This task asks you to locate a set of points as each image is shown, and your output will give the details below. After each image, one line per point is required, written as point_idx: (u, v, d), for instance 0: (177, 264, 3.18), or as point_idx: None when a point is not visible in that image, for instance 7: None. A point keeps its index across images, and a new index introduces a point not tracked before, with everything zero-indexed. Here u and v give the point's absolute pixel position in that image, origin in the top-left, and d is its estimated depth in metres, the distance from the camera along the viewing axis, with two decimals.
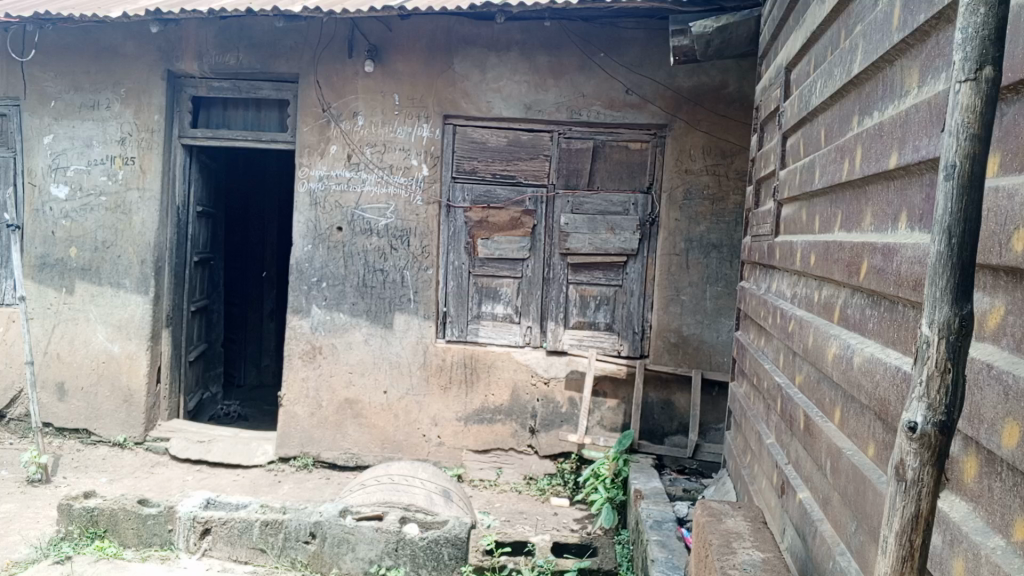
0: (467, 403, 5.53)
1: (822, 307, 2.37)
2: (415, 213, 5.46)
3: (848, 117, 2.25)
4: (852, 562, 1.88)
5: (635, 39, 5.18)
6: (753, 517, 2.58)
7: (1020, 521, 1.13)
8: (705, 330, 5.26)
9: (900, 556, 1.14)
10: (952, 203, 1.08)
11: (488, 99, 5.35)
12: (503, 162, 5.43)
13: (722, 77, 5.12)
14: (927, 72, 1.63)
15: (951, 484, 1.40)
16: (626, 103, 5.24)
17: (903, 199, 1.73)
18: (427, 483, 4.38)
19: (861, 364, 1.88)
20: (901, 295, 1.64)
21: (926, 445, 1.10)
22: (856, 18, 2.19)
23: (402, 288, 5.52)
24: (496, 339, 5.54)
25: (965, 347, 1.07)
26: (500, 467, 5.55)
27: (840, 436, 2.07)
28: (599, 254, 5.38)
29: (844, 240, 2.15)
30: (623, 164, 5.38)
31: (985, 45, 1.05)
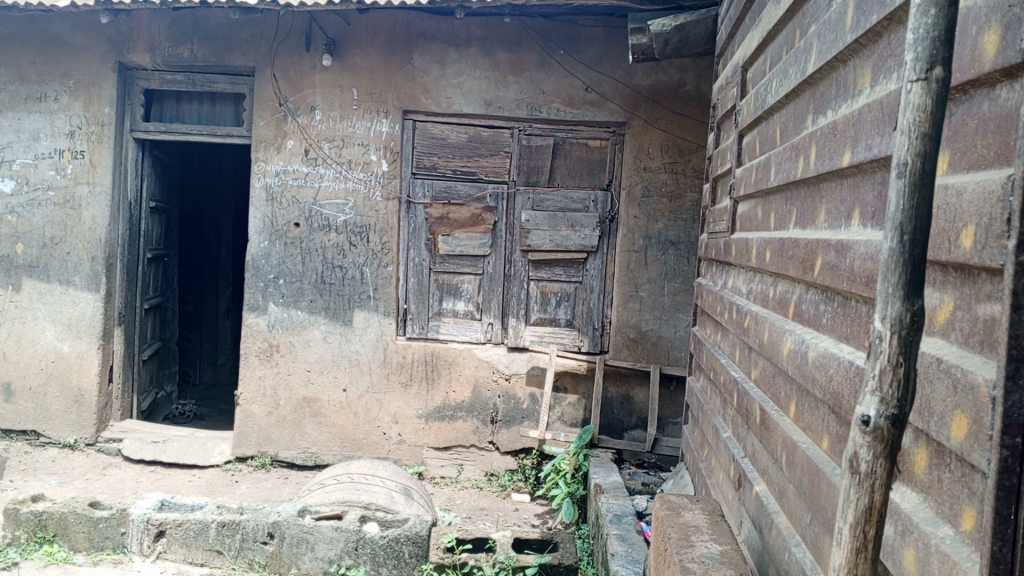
0: (428, 400, 5.51)
1: (777, 302, 2.42)
2: (374, 209, 5.41)
3: (803, 116, 2.29)
4: (806, 553, 1.92)
5: (594, 36, 5.21)
6: (711, 509, 2.61)
7: (967, 511, 1.16)
8: (663, 326, 5.32)
9: (853, 546, 1.19)
10: (903, 200, 1.13)
11: (448, 95, 5.32)
12: (464, 158, 5.41)
13: (679, 76, 5.18)
14: (879, 72, 1.67)
15: (903, 475, 1.42)
16: (585, 101, 5.26)
17: (856, 197, 1.77)
18: (386, 480, 4.30)
19: (815, 358, 1.91)
20: (855, 290, 1.67)
21: (879, 438, 1.15)
22: (811, 18, 2.23)
23: (361, 284, 5.46)
24: (458, 335, 5.53)
25: (916, 341, 1.13)
26: (461, 464, 5.54)
27: (796, 429, 2.11)
28: (559, 251, 5.40)
29: (799, 237, 2.19)
30: (583, 161, 5.41)
31: (935, 46, 1.10)
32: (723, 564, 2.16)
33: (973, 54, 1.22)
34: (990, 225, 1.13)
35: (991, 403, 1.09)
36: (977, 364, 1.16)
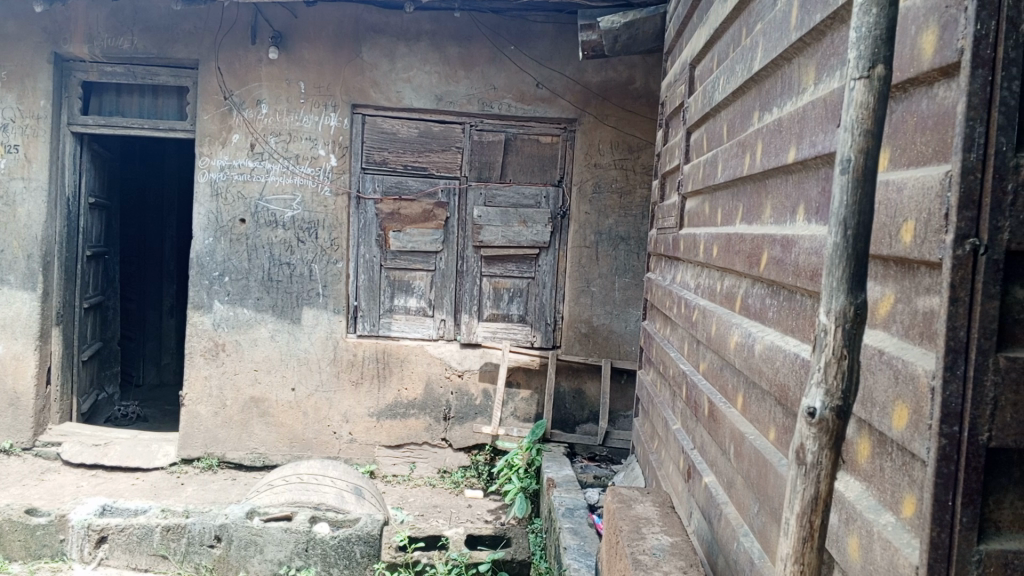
0: (379, 398, 5.46)
1: (724, 297, 2.45)
2: (322, 204, 5.33)
3: (749, 113, 2.32)
4: (754, 542, 1.95)
5: (544, 32, 5.22)
6: (662, 502, 2.64)
7: (908, 499, 1.19)
8: (614, 321, 5.36)
9: (800, 535, 1.22)
10: (847, 196, 1.15)
11: (398, 89, 5.27)
12: (414, 153, 5.37)
13: (629, 73, 5.23)
14: (823, 70, 1.70)
15: (847, 465, 1.45)
16: (536, 97, 5.27)
17: (801, 193, 1.80)
18: (337, 480, 4.22)
19: (762, 352, 1.94)
20: (800, 284, 1.70)
21: (825, 429, 1.17)
22: (757, 17, 2.26)
23: (310, 281, 5.38)
24: (409, 333, 5.48)
25: (859, 334, 1.15)
26: (413, 462, 5.51)
27: (744, 421, 2.15)
28: (511, 247, 5.39)
29: (745, 232, 2.22)
30: (534, 157, 5.41)
31: (877, 45, 1.12)
32: (674, 555, 2.18)
33: (913, 53, 1.25)
34: (928, 221, 1.16)
35: (930, 394, 1.12)
36: (916, 355, 1.19)
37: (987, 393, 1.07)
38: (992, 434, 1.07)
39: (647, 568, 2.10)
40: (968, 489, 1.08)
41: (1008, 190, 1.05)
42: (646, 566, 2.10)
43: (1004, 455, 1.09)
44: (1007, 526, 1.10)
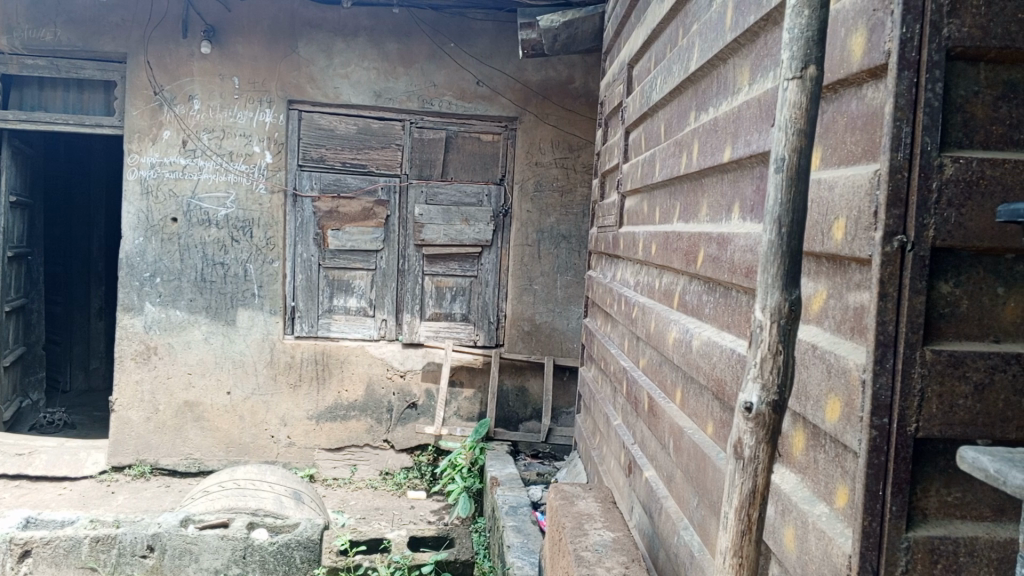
0: (319, 400, 5.37)
1: (663, 293, 2.48)
2: (257, 203, 5.22)
3: (685, 113, 2.36)
4: (694, 535, 1.98)
5: (484, 30, 5.23)
6: (604, 497, 2.66)
7: (841, 489, 1.22)
8: (557, 318, 5.39)
9: (738, 529, 1.24)
10: (781, 195, 1.18)
11: (336, 85, 5.19)
12: (353, 150, 5.28)
13: (568, 72, 5.27)
14: (757, 71, 1.73)
15: (782, 457, 1.48)
16: (476, 95, 5.26)
17: (736, 191, 1.84)
18: (275, 485, 4.12)
19: (699, 347, 1.98)
20: (735, 280, 1.73)
21: (761, 424, 1.19)
22: (693, 18, 2.30)
23: (245, 281, 5.26)
24: (350, 333, 5.39)
25: (793, 329, 1.18)
26: (354, 464, 5.44)
27: (682, 416, 2.18)
28: (453, 246, 5.35)
29: (682, 230, 2.25)
30: (476, 155, 5.38)
31: (809, 46, 1.15)
32: (616, 551, 2.20)
33: (843, 55, 1.28)
34: (858, 218, 1.19)
35: (861, 386, 1.15)
36: (848, 349, 1.21)
37: (915, 385, 1.10)
38: (919, 424, 1.11)
39: (590, 564, 2.10)
40: (897, 479, 1.11)
41: (932, 188, 1.08)
42: (589, 562, 2.11)
43: (930, 444, 1.13)
44: (933, 512, 1.14)
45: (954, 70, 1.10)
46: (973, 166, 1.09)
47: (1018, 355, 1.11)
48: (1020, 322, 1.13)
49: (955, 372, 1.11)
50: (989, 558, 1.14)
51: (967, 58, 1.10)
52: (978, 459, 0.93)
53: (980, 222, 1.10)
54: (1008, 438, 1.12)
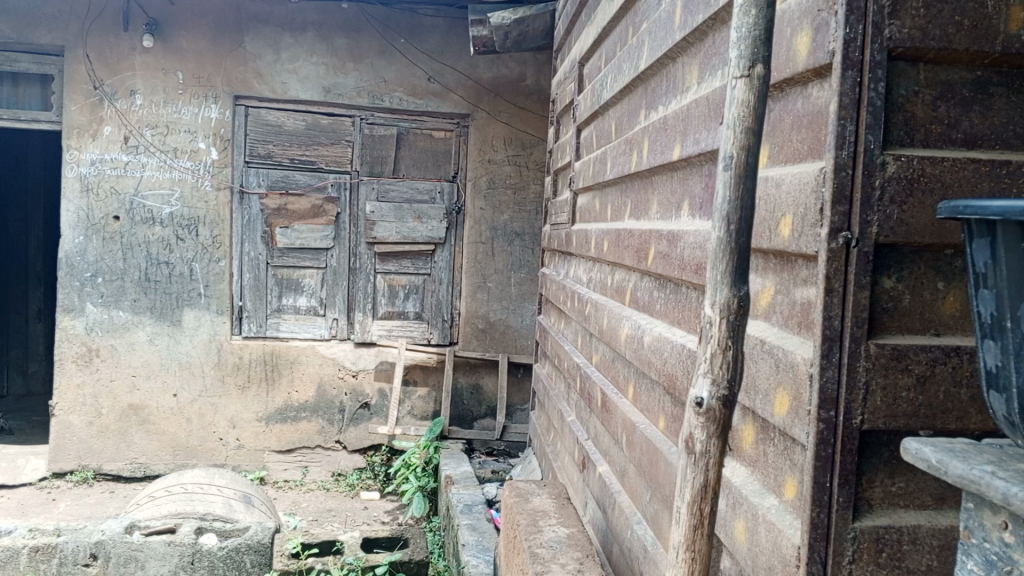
0: (268, 402, 5.27)
1: (615, 290, 2.50)
2: (203, 200, 5.11)
3: (636, 111, 2.37)
4: (647, 529, 2.00)
5: (435, 27, 5.20)
6: (558, 493, 2.66)
7: (790, 481, 1.24)
8: (511, 316, 5.39)
9: (691, 523, 1.25)
10: (729, 193, 1.19)
11: (283, 81, 5.10)
12: (302, 146, 5.20)
13: (520, 70, 5.27)
14: (705, 69, 1.75)
15: (732, 451, 1.50)
16: (428, 91, 5.22)
17: (685, 189, 1.86)
18: (224, 489, 4.03)
19: (651, 343, 1.99)
20: (685, 277, 1.75)
21: (712, 419, 1.21)
22: (643, 16, 2.31)
23: (190, 281, 5.14)
24: (300, 333, 5.30)
25: (742, 325, 1.19)
26: (306, 466, 5.36)
27: (635, 411, 2.20)
28: (406, 243, 5.31)
29: (633, 228, 2.27)
30: (428, 152, 5.34)
31: (757, 45, 1.16)
32: (571, 547, 2.20)
33: (788, 54, 1.30)
34: (805, 215, 1.20)
35: (808, 380, 1.17)
36: (795, 344, 1.24)
37: (860, 377, 1.13)
38: (864, 417, 1.13)
39: (545, 561, 2.10)
40: (844, 470, 1.14)
41: (875, 186, 1.11)
42: (543, 559, 2.11)
43: (874, 436, 1.15)
44: (877, 502, 1.17)
45: (895, 70, 1.12)
46: (914, 164, 1.11)
47: (957, 348, 1.14)
48: (958, 316, 1.16)
49: (899, 365, 1.13)
50: (932, 546, 1.17)
51: (907, 58, 1.12)
52: (920, 450, 0.95)
53: (922, 218, 1.12)
54: (949, 429, 1.14)
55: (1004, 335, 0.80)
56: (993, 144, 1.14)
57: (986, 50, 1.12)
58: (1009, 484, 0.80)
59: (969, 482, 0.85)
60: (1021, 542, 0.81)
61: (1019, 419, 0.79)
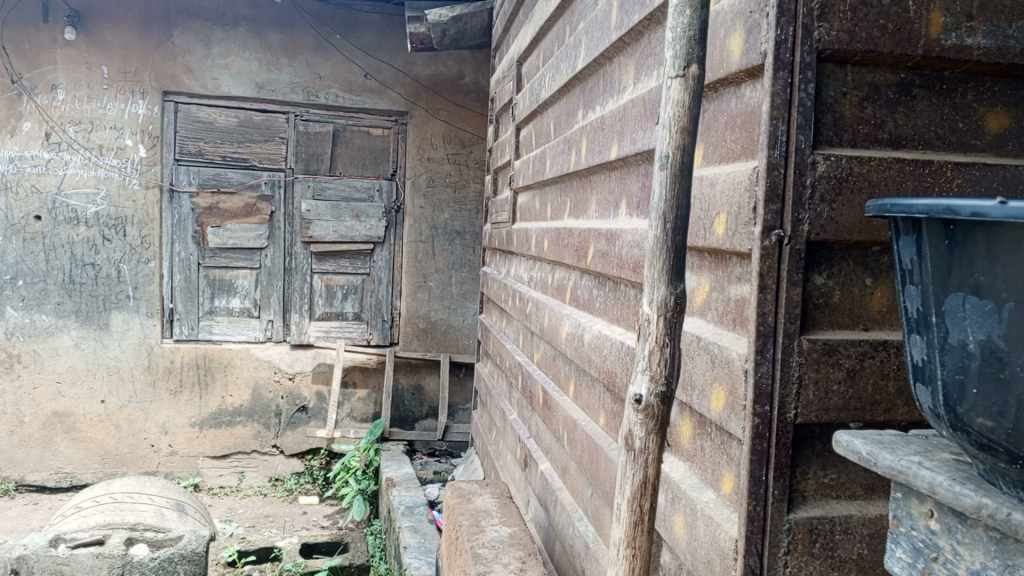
0: (202, 407, 5.12)
1: (555, 289, 2.50)
2: (131, 199, 4.94)
3: (574, 110, 2.39)
4: (588, 526, 2.02)
5: (371, 23, 5.14)
6: (501, 492, 2.65)
7: (726, 476, 1.26)
8: (452, 315, 5.36)
9: (631, 520, 1.25)
10: (666, 191, 1.20)
11: (214, 76, 4.95)
12: (234, 144, 5.07)
13: (458, 68, 5.24)
14: (641, 70, 1.77)
15: (670, 447, 1.52)
16: (364, 88, 5.15)
17: (623, 188, 1.87)
18: (155, 497, 3.88)
19: (591, 340, 2.00)
20: (623, 275, 1.77)
21: (650, 415, 1.22)
22: (580, 16, 2.32)
23: (118, 282, 4.96)
24: (233, 336, 5.17)
25: (678, 322, 1.21)
26: (242, 471, 5.23)
27: (576, 408, 2.21)
28: (344, 242, 5.22)
29: (573, 226, 2.28)
30: (365, 150, 5.26)
31: (692, 45, 1.17)
32: (513, 546, 2.20)
33: (722, 54, 1.31)
34: (738, 214, 1.22)
35: (743, 376, 1.19)
36: (730, 340, 1.26)
37: (793, 372, 1.15)
38: (798, 411, 1.16)
39: (487, 561, 2.09)
40: (779, 463, 1.17)
41: (807, 184, 1.13)
42: (486, 559, 2.10)
43: (807, 429, 1.18)
44: (811, 493, 1.20)
45: (825, 71, 1.15)
46: (843, 164, 1.14)
47: (885, 342, 1.18)
48: (885, 311, 1.20)
49: (830, 360, 1.16)
50: (862, 534, 1.20)
51: (835, 60, 1.15)
52: (851, 442, 0.97)
53: (851, 216, 1.15)
54: (877, 420, 1.18)
55: (930, 329, 0.82)
56: (916, 143, 1.18)
57: (909, 53, 1.15)
58: (935, 474, 0.83)
59: (898, 473, 0.88)
60: (946, 530, 0.84)
61: (944, 411, 0.81)
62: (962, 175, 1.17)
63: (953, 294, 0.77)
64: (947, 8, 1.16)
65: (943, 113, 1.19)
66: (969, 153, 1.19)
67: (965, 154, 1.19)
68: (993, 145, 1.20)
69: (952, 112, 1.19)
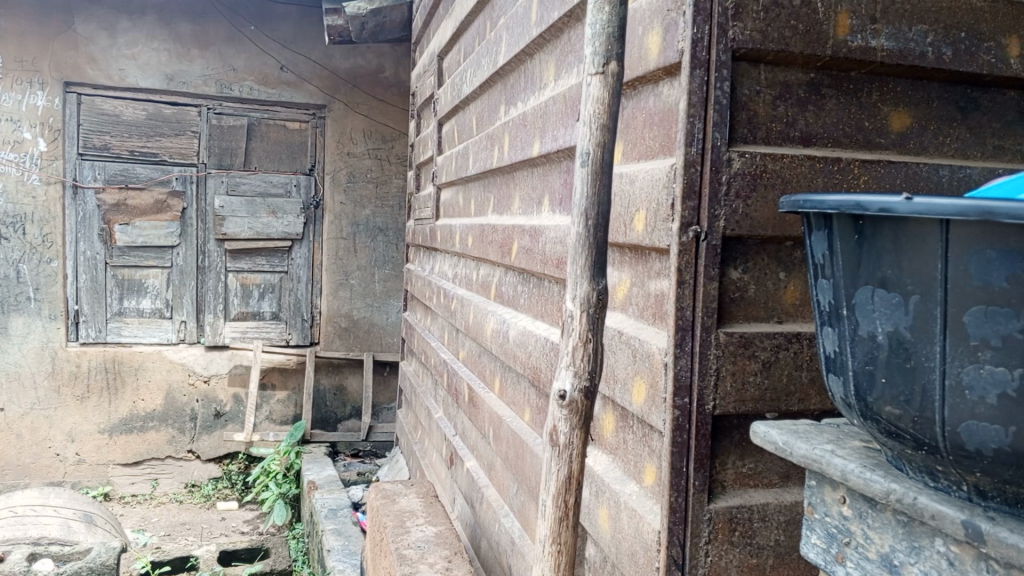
0: (111, 413, 4.90)
1: (480, 285, 2.50)
2: (30, 195, 4.68)
3: (496, 107, 2.38)
4: (514, 522, 2.02)
5: (287, 14, 5.01)
6: (426, 491, 2.63)
7: (648, 468, 1.28)
8: (374, 313, 5.28)
9: (557, 516, 1.26)
10: (587, 187, 1.20)
11: (120, 67, 4.75)
12: (142, 138, 4.86)
13: (378, 61, 5.16)
14: (561, 67, 1.78)
15: (594, 441, 1.53)
16: (280, 81, 5.02)
17: (545, 185, 1.88)
18: (61, 509, 3.56)
19: (515, 336, 2.00)
20: (547, 271, 1.77)
21: (574, 410, 1.22)
22: (500, 12, 2.31)
23: (18, 284, 4.72)
24: (144, 337, 4.96)
25: (601, 318, 1.21)
26: (155, 478, 5.03)
27: (501, 405, 2.21)
28: (260, 240, 5.07)
29: (496, 223, 2.27)
30: (282, 144, 5.11)
31: (611, 42, 1.18)
32: (438, 545, 2.18)
33: (640, 52, 1.33)
34: (657, 210, 1.24)
35: (663, 369, 1.21)
36: (651, 334, 1.27)
37: (711, 365, 1.18)
38: (716, 402, 1.18)
39: (413, 562, 2.07)
40: (699, 454, 1.19)
41: (722, 181, 1.16)
42: (411, 560, 2.08)
43: (725, 420, 1.21)
44: (730, 483, 1.22)
45: (739, 70, 1.17)
46: (757, 160, 1.17)
47: (798, 334, 1.21)
48: (799, 304, 1.23)
49: (746, 352, 1.19)
50: (779, 521, 1.24)
51: (749, 59, 1.18)
52: (768, 433, 0.99)
53: (765, 212, 1.18)
54: (792, 410, 1.22)
55: (841, 322, 0.84)
56: (826, 141, 1.22)
57: (819, 54, 1.18)
58: (847, 462, 0.86)
59: (812, 461, 0.90)
60: (858, 515, 0.87)
61: (854, 401, 0.84)
62: (868, 172, 1.22)
63: (863, 288, 0.80)
64: (853, 10, 1.20)
65: (851, 112, 1.23)
66: (875, 151, 1.24)
67: (871, 152, 1.24)
68: (896, 143, 1.25)
69: (859, 112, 1.23)
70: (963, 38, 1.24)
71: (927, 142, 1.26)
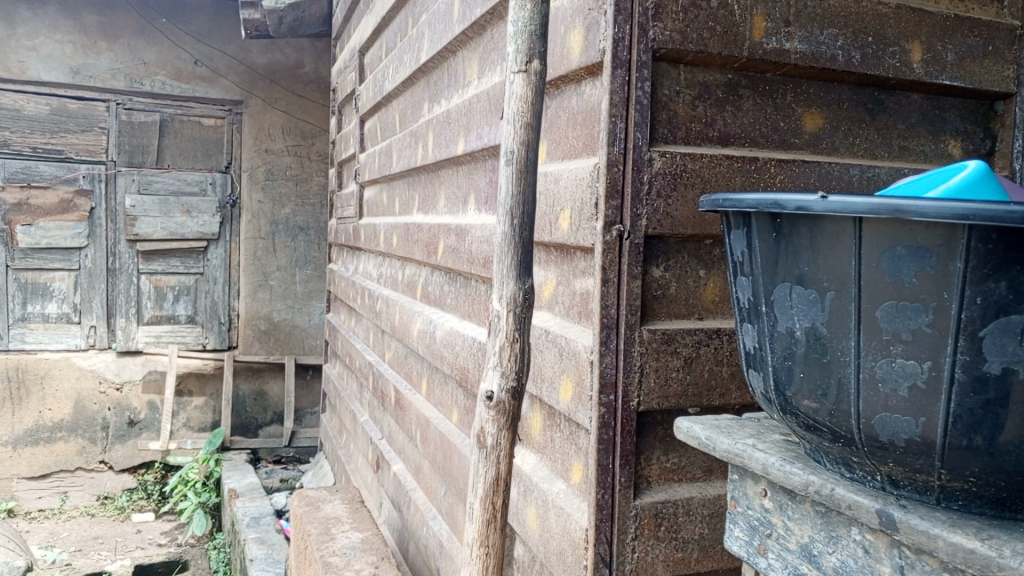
0: (15, 424, 4.65)
1: (406, 285, 2.46)
2: None
3: (419, 104, 2.35)
4: (442, 525, 2.00)
5: (200, 6, 4.83)
6: (352, 497, 2.57)
7: (575, 466, 1.28)
8: (296, 315, 5.11)
9: (484, 518, 1.24)
10: (512, 185, 1.19)
11: (21, 59, 4.51)
12: (46, 134, 4.64)
13: (297, 57, 5.01)
14: (485, 65, 1.77)
15: (522, 440, 1.52)
16: (194, 76, 4.83)
17: (471, 183, 1.86)
18: None
19: (442, 337, 1.98)
20: (473, 270, 1.76)
21: (501, 411, 1.22)
22: (422, 8, 2.28)
23: None
24: (50, 344, 4.73)
25: (527, 317, 1.21)
26: (64, 492, 4.77)
27: (428, 406, 2.18)
28: (174, 241, 4.90)
29: (421, 222, 2.24)
30: (196, 141, 4.94)
31: (533, 40, 1.17)
32: (365, 551, 2.14)
33: (563, 51, 1.33)
34: (581, 210, 1.24)
35: (589, 367, 1.21)
36: (576, 332, 1.27)
37: (635, 362, 1.19)
38: (640, 399, 1.20)
39: (338, 570, 2.02)
40: (624, 451, 1.20)
41: (643, 180, 1.17)
42: (336, 568, 2.03)
43: (650, 416, 1.22)
44: (654, 479, 1.24)
45: (659, 70, 1.19)
46: (677, 160, 1.19)
47: (718, 330, 1.24)
48: (717, 301, 1.26)
49: (668, 348, 1.21)
50: (703, 515, 1.26)
51: (668, 59, 1.19)
52: (691, 428, 1.00)
53: (685, 210, 1.20)
54: (713, 404, 1.25)
55: (760, 318, 0.86)
56: (744, 141, 1.25)
57: (736, 55, 1.20)
58: (768, 455, 0.88)
59: (734, 456, 0.92)
60: (778, 507, 0.89)
61: (774, 395, 0.86)
62: (784, 171, 1.25)
63: (780, 284, 0.81)
64: (768, 13, 1.23)
65: (767, 112, 1.26)
66: (790, 150, 1.28)
67: (786, 152, 1.27)
68: (810, 143, 1.29)
69: (774, 113, 1.26)
70: (870, 42, 1.28)
71: (838, 142, 1.30)
